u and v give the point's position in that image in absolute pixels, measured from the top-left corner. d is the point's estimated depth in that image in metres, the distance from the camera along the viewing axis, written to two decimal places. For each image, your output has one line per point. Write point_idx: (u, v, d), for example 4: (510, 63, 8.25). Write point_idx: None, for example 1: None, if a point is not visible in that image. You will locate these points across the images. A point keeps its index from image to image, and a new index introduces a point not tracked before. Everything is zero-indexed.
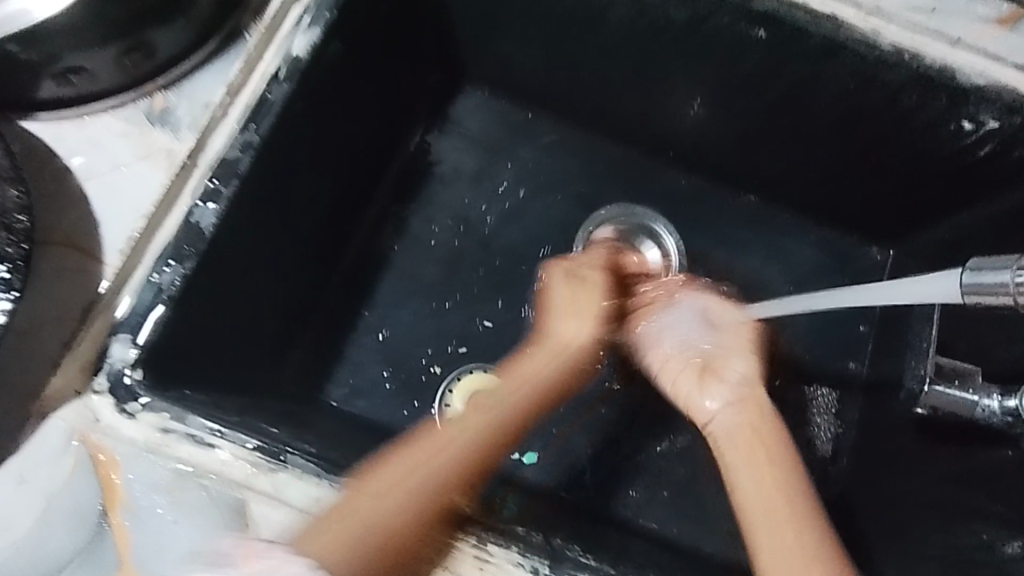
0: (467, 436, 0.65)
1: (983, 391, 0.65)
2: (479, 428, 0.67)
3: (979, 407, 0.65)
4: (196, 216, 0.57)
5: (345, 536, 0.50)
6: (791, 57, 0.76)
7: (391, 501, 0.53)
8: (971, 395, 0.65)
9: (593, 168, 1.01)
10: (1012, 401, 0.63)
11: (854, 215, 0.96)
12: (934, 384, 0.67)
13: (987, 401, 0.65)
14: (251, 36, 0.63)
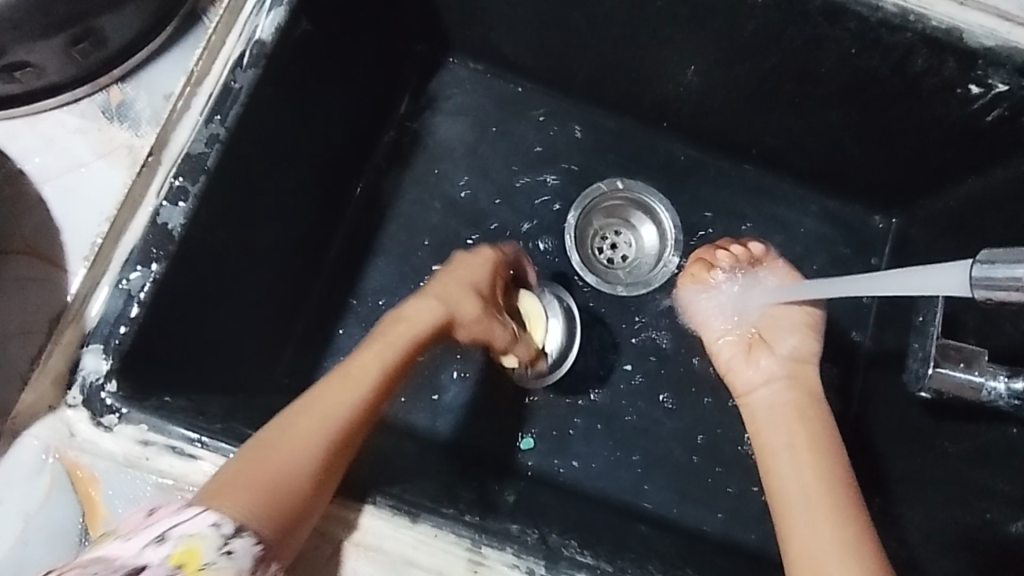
0: (377, 357, 0.62)
1: (989, 372, 0.64)
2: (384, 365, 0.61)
3: (985, 389, 0.64)
4: (163, 217, 0.54)
5: (240, 482, 0.49)
6: (791, 20, 0.72)
7: (275, 462, 0.51)
8: (977, 376, 0.64)
9: (586, 141, 0.97)
10: (1019, 383, 0.62)
11: (856, 182, 0.93)
12: (939, 365, 0.66)
13: (992, 383, 0.64)
14: (210, 18, 0.59)
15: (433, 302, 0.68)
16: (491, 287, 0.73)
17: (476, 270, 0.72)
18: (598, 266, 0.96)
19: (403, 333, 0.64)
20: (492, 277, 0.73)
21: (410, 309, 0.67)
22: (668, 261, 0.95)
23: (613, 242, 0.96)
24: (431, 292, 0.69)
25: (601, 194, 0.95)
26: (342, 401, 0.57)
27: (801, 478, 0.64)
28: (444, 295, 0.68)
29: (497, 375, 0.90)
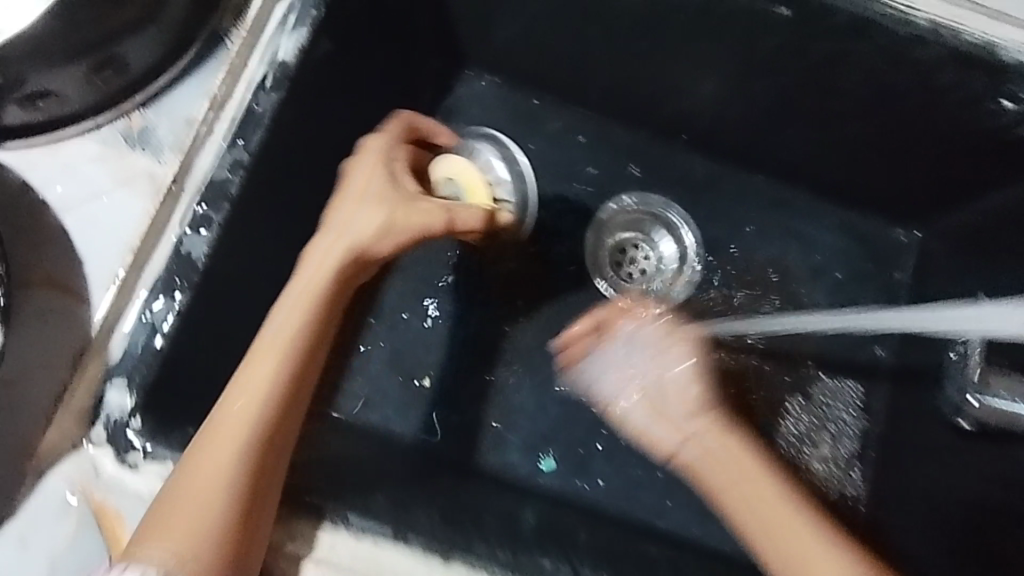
0: (290, 312, 0.55)
1: None
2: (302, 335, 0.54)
3: None
4: (186, 246, 0.53)
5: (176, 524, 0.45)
6: (819, 35, 0.70)
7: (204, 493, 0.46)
8: (1017, 401, 0.69)
9: (603, 155, 0.95)
10: None
11: (878, 196, 0.92)
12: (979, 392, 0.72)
13: None
14: (232, 41, 0.58)
15: (344, 237, 0.58)
16: (386, 184, 0.61)
17: (362, 183, 0.61)
18: (619, 279, 0.94)
19: (320, 279, 0.57)
20: (382, 178, 0.61)
21: (321, 248, 0.58)
22: (689, 273, 0.94)
23: (632, 255, 0.95)
24: (333, 223, 0.59)
25: (618, 208, 0.95)
26: (268, 364, 0.53)
27: (721, 481, 0.62)
28: (353, 225, 0.59)
29: (521, 396, 0.88)
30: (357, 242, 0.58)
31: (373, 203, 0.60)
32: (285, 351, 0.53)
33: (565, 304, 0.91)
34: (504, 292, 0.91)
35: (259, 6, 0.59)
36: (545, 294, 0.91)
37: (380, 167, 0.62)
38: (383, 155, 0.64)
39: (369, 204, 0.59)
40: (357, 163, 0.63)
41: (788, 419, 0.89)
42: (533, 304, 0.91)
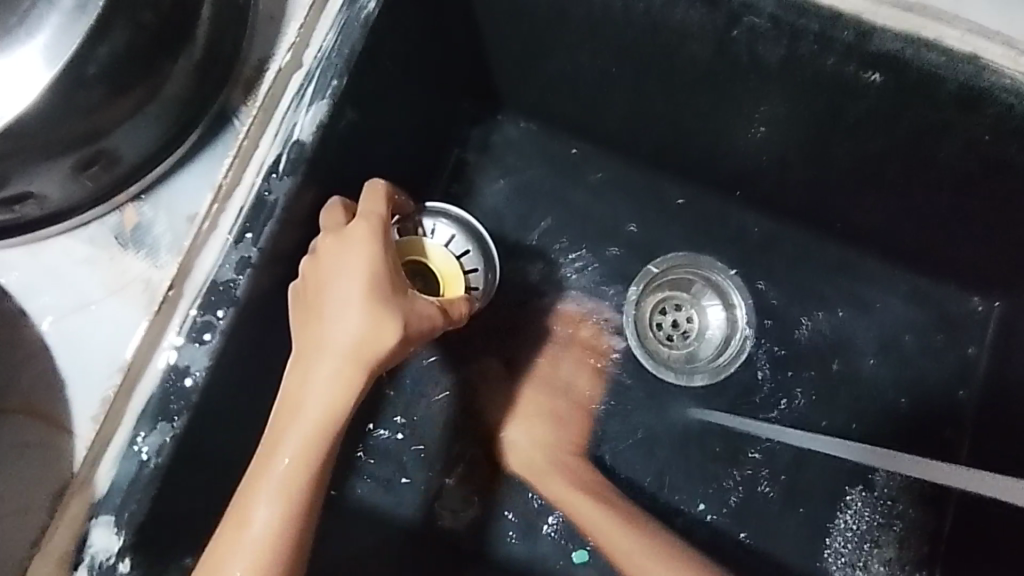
0: (294, 451, 0.47)
1: None
2: (298, 468, 0.46)
3: None
4: (183, 362, 0.46)
5: None
6: (911, 104, 0.60)
7: None
8: None
9: (648, 211, 0.86)
10: None
11: (960, 268, 0.81)
12: None
13: None
14: (241, 120, 0.51)
15: (344, 352, 0.47)
16: (388, 282, 0.50)
17: (356, 285, 0.49)
18: (660, 349, 0.85)
19: (330, 406, 0.47)
20: (379, 275, 0.50)
21: (317, 368, 0.48)
22: (738, 346, 0.85)
23: (676, 322, 0.86)
24: (328, 336, 0.48)
25: (665, 269, 0.86)
26: (278, 511, 0.46)
27: (588, 520, 0.75)
28: (352, 336, 0.47)
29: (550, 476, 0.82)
30: (365, 358, 0.47)
31: (377, 311, 0.48)
32: (299, 492, 0.46)
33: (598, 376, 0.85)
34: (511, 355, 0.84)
35: (275, 77, 0.51)
36: (579, 365, 0.84)
37: (374, 258, 0.50)
38: (372, 237, 0.52)
39: (370, 315, 0.48)
40: (341, 251, 0.51)
41: (845, 515, 0.82)
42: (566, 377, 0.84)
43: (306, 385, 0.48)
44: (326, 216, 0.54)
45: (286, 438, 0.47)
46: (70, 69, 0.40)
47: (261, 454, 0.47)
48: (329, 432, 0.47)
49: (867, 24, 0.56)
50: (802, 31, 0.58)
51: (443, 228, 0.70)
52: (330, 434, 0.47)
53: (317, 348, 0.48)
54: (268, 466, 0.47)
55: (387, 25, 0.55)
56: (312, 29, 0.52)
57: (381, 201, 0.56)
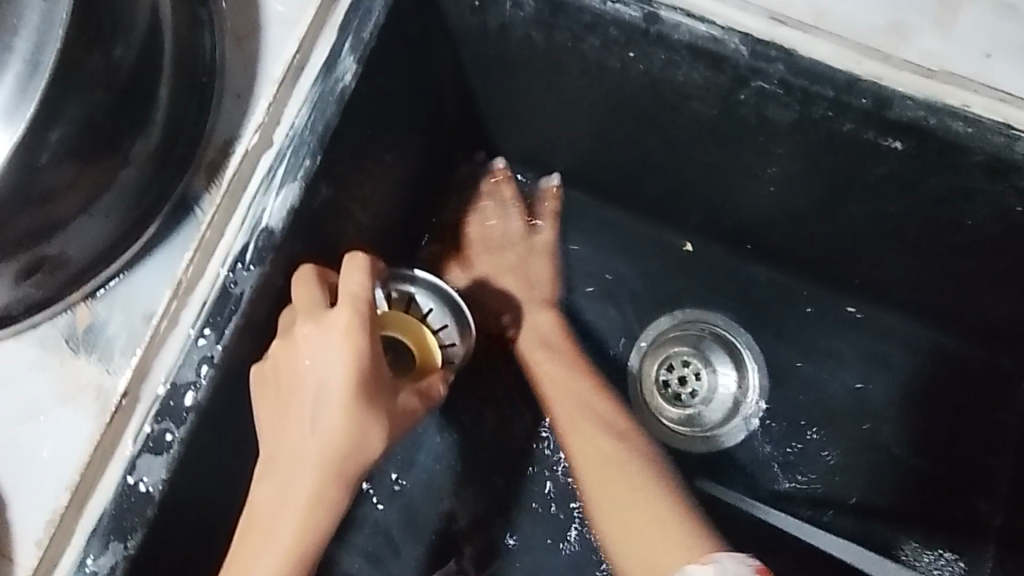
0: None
1: None
2: None
3: None
4: (138, 472, 0.43)
5: None
6: (934, 170, 0.56)
7: None
8: None
9: (651, 263, 0.81)
10: None
11: (986, 328, 0.75)
12: None
13: None
14: (203, 207, 0.47)
15: (324, 470, 0.44)
16: (368, 382, 0.45)
17: (339, 393, 0.44)
18: (664, 407, 0.80)
19: (307, 528, 0.44)
20: (363, 378, 0.45)
21: (293, 483, 0.45)
22: (750, 410, 0.80)
23: (684, 378, 0.81)
24: (308, 448, 0.44)
25: (673, 325, 0.81)
26: None
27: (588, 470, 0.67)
28: (332, 453, 0.44)
29: (554, 552, 0.76)
30: (344, 475, 0.44)
31: (359, 425, 0.44)
32: None
33: None
34: (508, 417, 0.78)
35: (241, 161, 0.47)
36: None
37: (357, 358, 0.45)
38: (355, 328, 0.45)
39: (352, 429, 0.44)
40: (320, 345, 0.46)
41: None
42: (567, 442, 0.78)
43: (283, 500, 0.45)
44: (300, 287, 0.49)
45: (262, 562, 0.44)
46: (17, 160, 0.38)
47: (232, 574, 0.44)
48: (307, 556, 0.44)
49: (887, 92, 0.52)
50: (816, 96, 0.53)
51: (421, 298, 0.65)
52: (307, 555, 0.44)
53: (294, 461, 0.45)
54: None
55: (366, 97, 0.52)
56: (282, 105, 0.49)
57: (363, 272, 0.47)
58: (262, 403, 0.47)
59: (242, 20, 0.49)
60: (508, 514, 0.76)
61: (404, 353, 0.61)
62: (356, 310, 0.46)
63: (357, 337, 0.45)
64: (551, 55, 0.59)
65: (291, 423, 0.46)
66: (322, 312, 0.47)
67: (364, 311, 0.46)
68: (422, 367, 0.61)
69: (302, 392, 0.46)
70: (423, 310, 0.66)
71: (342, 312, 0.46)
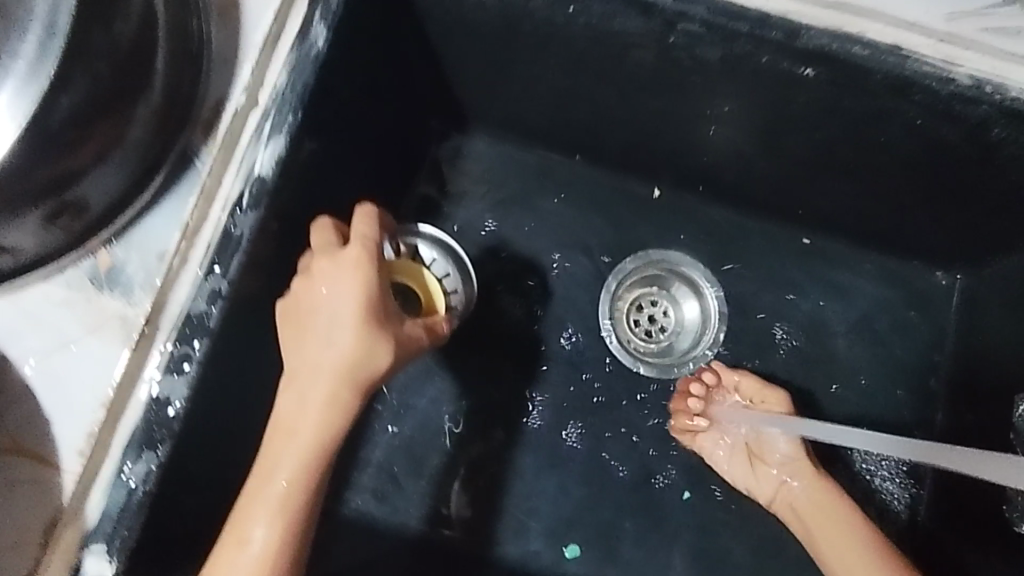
0: (290, 474, 0.50)
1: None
2: (299, 487, 0.50)
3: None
4: (163, 392, 0.49)
5: None
6: (847, 94, 0.63)
7: None
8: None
9: (615, 210, 0.87)
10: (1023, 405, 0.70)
11: (918, 245, 0.83)
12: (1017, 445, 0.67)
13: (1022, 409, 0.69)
14: (203, 159, 0.54)
15: (338, 380, 0.50)
16: (376, 308, 0.52)
17: (351, 313, 0.51)
18: (634, 342, 0.86)
19: (323, 431, 0.50)
20: (372, 304, 0.52)
21: (309, 396, 0.51)
22: (713, 339, 0.86)
23: (653, 317, 0.87)
24: (323, 362, 0.51)
25: (638, 265, 0.87)
26: (274, 530, 0.49)
27: (794, 508, 0.74)
28: (345, 364, 0.50)
29: (542, 480, 0.83)
30: (356, 385, 0.51)
31: (369, 343, 0.51)
32: (295, 512, 0.49)
33: (584, 374, 0.85)
34: (493, 359, 0.85)
35: (232, 118, 0.54)
36: (561, 366, 0.85)
37: (366, 287, 0.52)
38: (364, 263, 0.52)
39: (364, 345, 0.51)
40: (333, 278, 0.52)
41: None
42: (548, 379, 0.85)
43: (302, 409, 0.51)
44: (316, 234, 0.56)
45: (283, 462, 0.50)
46: (38, 119, 0.44)
47: (258, 473, 0.50)
48: (322, 457, 0.50)
49: (796, 23, 0.59)
50: (735, 34, 0.60)
51: (425, 249, 0.73)
52: (322, 456, 0.50)
53: (311, 374, 0.51)
54: (263, 486, 0.50)
55: (339, 60, 0.58)
56: (265, 69, 0.55)
57: (371, 221, 0.55)
58: (284, 332, 0.54)
59: None
60: (498, 447, 0.83)
61: (412, 297, 0.67)
62: (364, 247, 0.53)
63: (369, 272, 0.52)
64: (504, 17, 0.65)
65: (309, 347, 0.52)
66: (335, 253, 0.54)
67: (375, 251, 0.54)
68: (427, 310, 0.67)
69: (319, 320, 0.52)
70: (426, 260, 0.73)
71: (355, 251, 0.53)
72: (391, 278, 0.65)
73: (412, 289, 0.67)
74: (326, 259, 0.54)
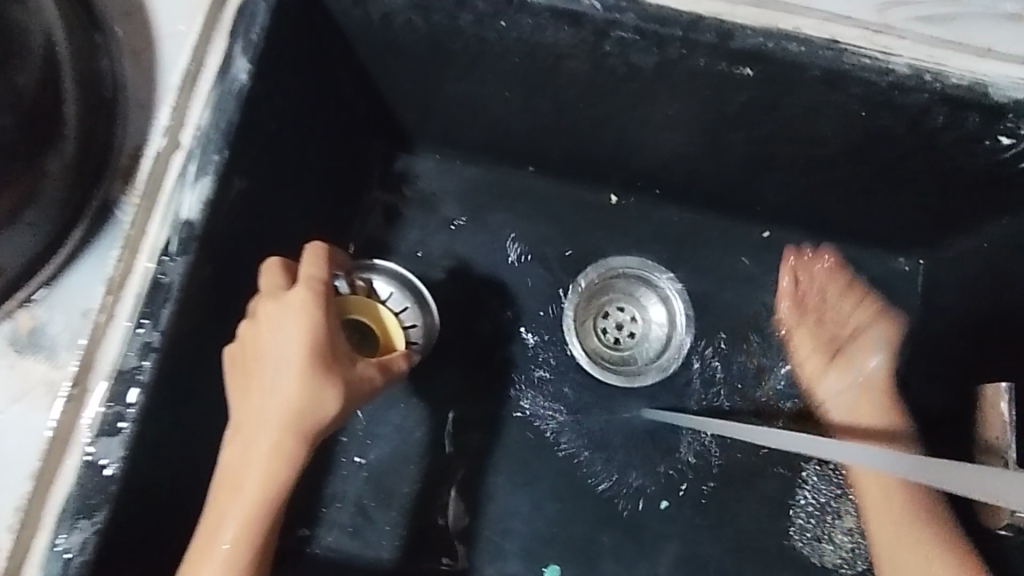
0: (235, 529, 0.48)
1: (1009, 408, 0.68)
2: (245, 542, 0.48)
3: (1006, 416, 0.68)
4: (96, 454, 0.47)
5: None
6: (787, 91, 0.62)
7: None
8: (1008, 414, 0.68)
9: (572, 219, 0.86)
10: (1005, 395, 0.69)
11: (876, 233, 0.83)
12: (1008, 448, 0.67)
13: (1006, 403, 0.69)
14: (125, 209, 0.52)
15: (282, 428, 0.49)
16: (324, 352, 0.50)
17: (295, 357, 0.49)
18: (603, 351, 0.85)
19: (268, 482, 0.48)
20: (319, 349, 0.50)
21: (253, 447, 0.49)
22: (682, 341, 0.85)
23: (620, 324, 0.86)
24: (267, 410, 0.49)
25: (600, 274, 0.85)
26: None
27: (870, 499, 0.70)
28: (288, 412, 0.48)
29: (516, 500, 0.81)
30: (302, 433, 0.49)
31: (315, 390, 0.49)
32: (242, 568, 0.48)
33: (552, 388, 0.84)
34: (459, 379, 0.83)
35: (153, 162, 0.52)
36: (528, 382, 0.84)
37: (313, 331, 0.50)
38: (310, 306, 0.51)
39: (308, 390, 0.49)
40: (278, 323, 0.51)
41: (805, 490, 0.81)
42: (516, 396, 0.83)
43: (246, 459, 0.49)
44: (264, 276, 0.54)
45: (229, 517, 0.48)
46: None
47: (204, 529, 0.49)
48: (269, 511, 0.49)
49: (728, 25, 0.58)
50: (667, 38, 0.59)
51: (381, 284, 0.70)
52: (269, 510, 0.49)
53: (256, 424, 0.49)
54: (210, 543, 0.48)
55: (265, 93, 0.57)
56: (186, 108, 0.53)
57: (320, 260, 0.53)
58: (231, 379, 0.52)
59: (137, 36, 0.53)
60: (470, 470, 0.81)
61: (369, 335, 0.62)
62: (311, 289, 0.51)
63: (316, 315, 0.51)
64: (436, 37, 0.64)
65: (254, 394, 0.50)
66: (281, 296, 0.52)
67: (322, 292, 0.52)
68: (386, 346, 0.62)
69: (264, 366, 0.50)
70: (383, 296, 0.70)
71: (301, 293, 0.51)
72: (343, 316, 0.61)
73: (368, 327, 0.62)
74: (271, 302, 0.52)
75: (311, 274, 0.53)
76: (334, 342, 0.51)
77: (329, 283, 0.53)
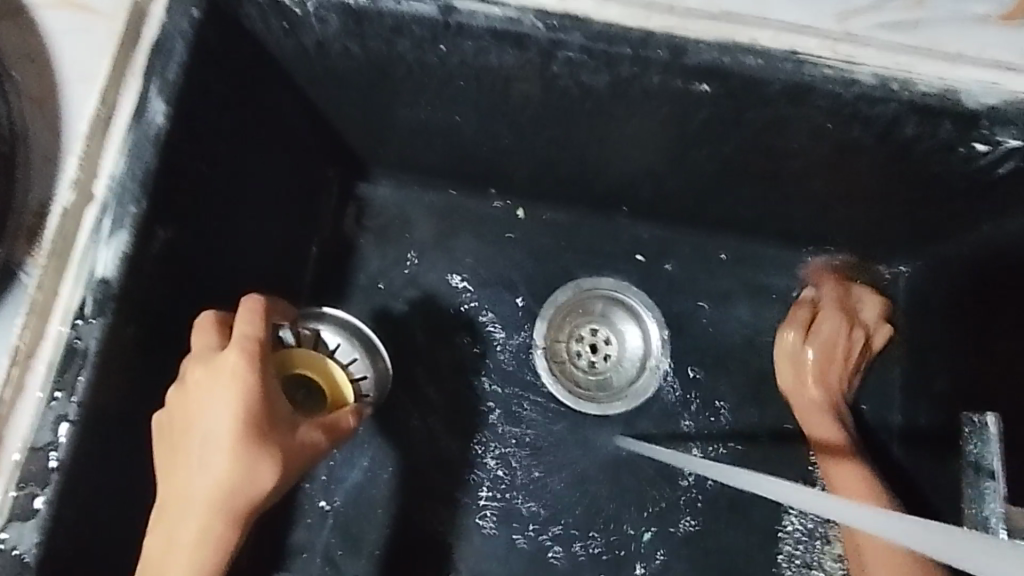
0: None
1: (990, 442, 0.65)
2: None
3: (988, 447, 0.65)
4: (10, 541, 0.45)
5: None
6: (748, 105, 0.59)
7: None
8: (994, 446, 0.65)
9: (538, 242, 0.82)
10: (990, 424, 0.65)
11: (856, 243, 0.79)
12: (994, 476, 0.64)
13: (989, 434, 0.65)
14: (30, 273, 0.49)
15: (211, 510, 0.45)
16: (259, 421, 0.46)
17: (225, 428, 0.45)
18: (578, 375, 0.81)
19: (198, 567, 0.45)
20: (252, 418, 0.46)
21: (185, 524, 0.46)
22: (658, 368, 0.81)
23: (596, 346, 0.82)
24: (196, 486, 0.45)
25: (574, 296, 0.82)
26: None
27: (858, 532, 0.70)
28: (218, 492, 0.45)
29: (491, 540, 0.78)
30: (233, 515, 0.45)
31: (248, 464, 0.45)
32: None
33: (524, 419, 0.80)
34: (426, 415, 0.79)
35: (61, 219, 0.49)
36: (499, 416, 0.80)
37: (245, 398, 0.46)
38: (242, 371, 0.47)
39: (239, 467, 0.45)
40: (208, 390, 0.47)
41: (792, 515, 0.78)
42: (487, 430, 0.79)
43: (173, 542, 0.46)
44: (199, 336, 0.51)
45: None
46: None
47: None
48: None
49: (681, 40, 0.55)
50: (618, 57, 0.56)
51: (328, 335, 0.65)
52: None
53: (184, 502, 0.46)
54: None
55: (189, 135, 0.53)
56: (97, 158, 0.50)
57: (256, 317, 0.49)
58: (159, 450, 0.49)
59: (39, 82, 0.50)
60: (441, 510, 0.78)
61: (315, 392, 0.59)
62: (243, 352, 0.47)
63: (250, 380, 0.46)
64: (376, 64, 0.60)
65: (185, 467, 0.46)
66: (213, 359, 0.48)
67: (256, 354, 0.48)
68: (332, 405, 0.59)
69: (195, 437, 0.46)
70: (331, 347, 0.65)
71: (233, 356, 0.47)
72: (287, 371, 0.57)
73: (314, 381, 0.59)
74: (203, 365, 0.49)
75: (245, 335, 0.48)
76: (273, 408, 0.47)
77: (267, 342, 0.49)
